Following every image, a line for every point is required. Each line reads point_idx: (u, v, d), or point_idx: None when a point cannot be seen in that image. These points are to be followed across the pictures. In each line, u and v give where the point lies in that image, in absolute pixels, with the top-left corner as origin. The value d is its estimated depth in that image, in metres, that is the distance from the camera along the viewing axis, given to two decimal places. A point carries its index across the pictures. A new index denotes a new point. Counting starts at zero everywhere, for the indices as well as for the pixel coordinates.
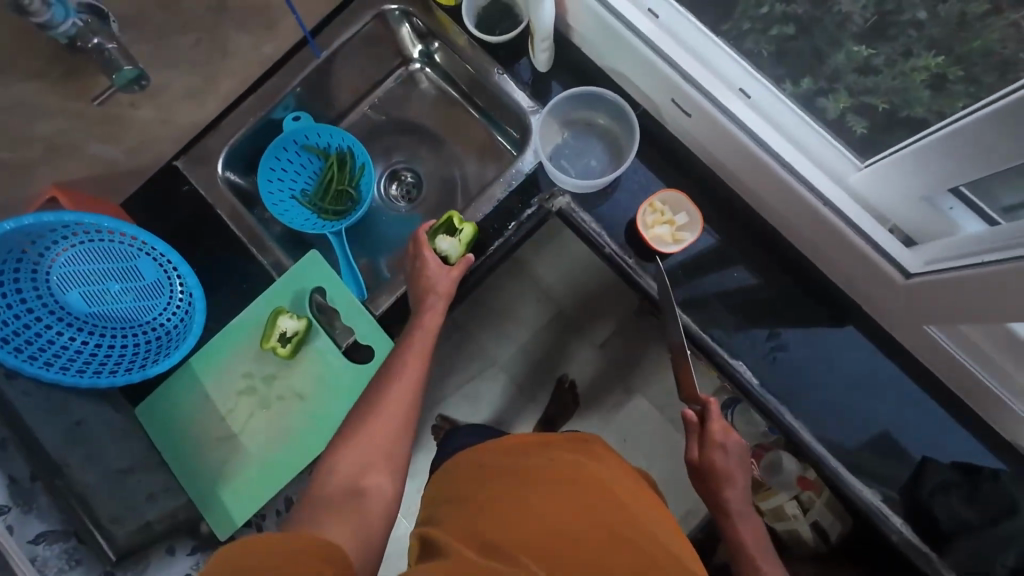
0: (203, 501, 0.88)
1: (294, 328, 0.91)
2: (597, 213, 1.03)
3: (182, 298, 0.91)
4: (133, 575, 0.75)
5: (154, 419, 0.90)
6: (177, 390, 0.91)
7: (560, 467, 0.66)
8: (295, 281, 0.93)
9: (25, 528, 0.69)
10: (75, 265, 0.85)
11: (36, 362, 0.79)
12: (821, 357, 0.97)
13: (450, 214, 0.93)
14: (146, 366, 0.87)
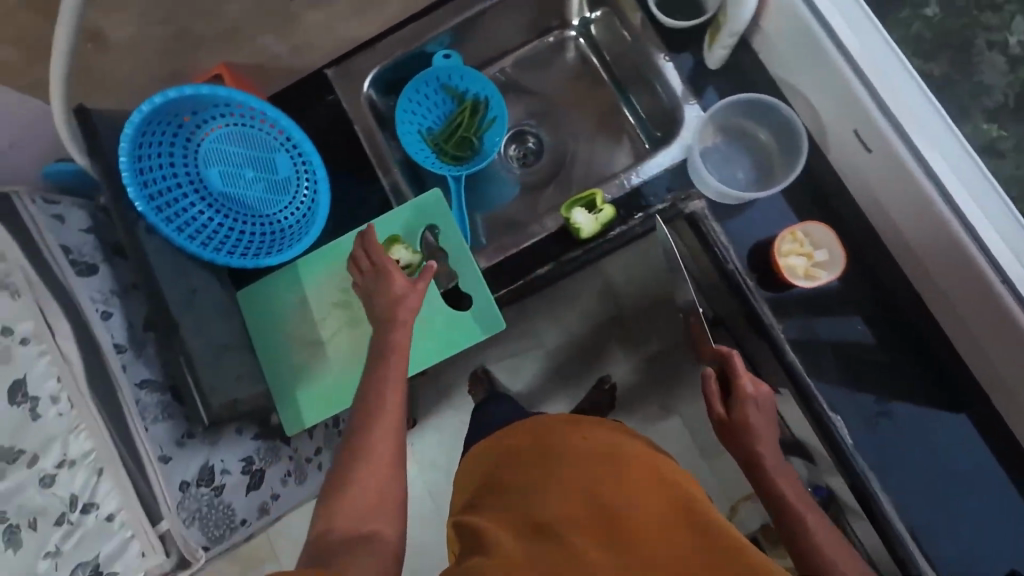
0: (280, 394, 0.93)
1: (406, 261, 0.91)
2: (727, 226, 0.91)
3: (302, 200, 0.95)
4: (207, 444, 0.85)
5: (252, 306, 0.96)
6: (281, 286, 0.96)
7: (592, 450, 0.69)
8: (415, 214, 0.94)
9: (135, 371, 0.80)
10: (222, 144, 0.91)
11: (171, 224, 0.86)
12: (933, 450, 0.84)
13: (595, 190, 0.88)
14: (258, 255, 0.92)
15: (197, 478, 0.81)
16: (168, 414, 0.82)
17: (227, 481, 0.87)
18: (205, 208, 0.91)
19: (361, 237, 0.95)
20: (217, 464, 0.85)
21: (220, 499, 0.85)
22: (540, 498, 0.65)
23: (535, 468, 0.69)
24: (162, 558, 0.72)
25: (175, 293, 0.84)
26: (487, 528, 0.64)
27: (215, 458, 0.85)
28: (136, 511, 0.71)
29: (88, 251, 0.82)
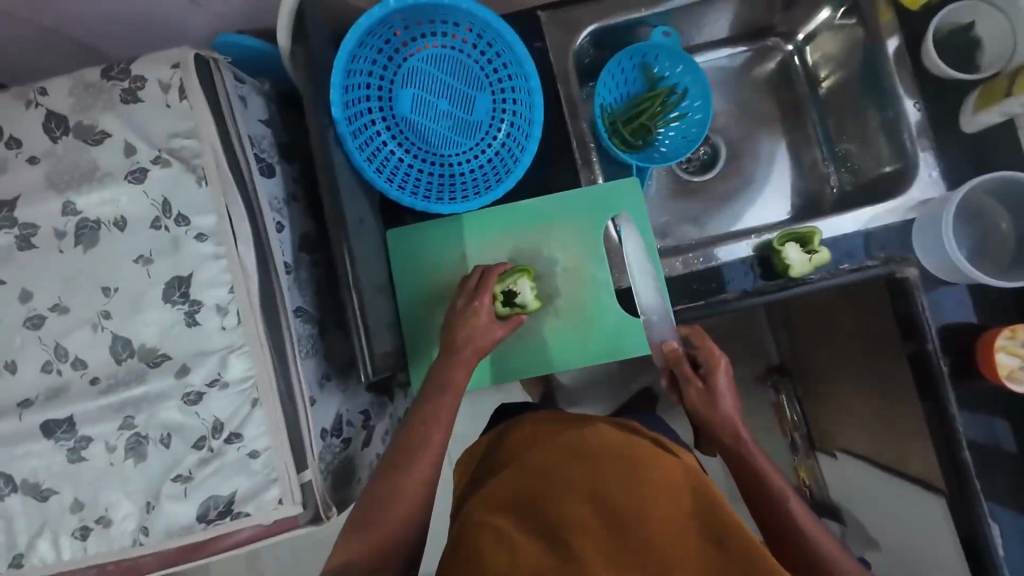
0: (414, 352, 0.85)
1: (526, 300, 0.80)
2: (932, 299, 0.85)
3: (489, 151, 0.84)
4: (340, 389, 0.78)
5: (400, 248, 0.87)
6: (442, 237, 0.87)
7: (597, 447, 0.64)
8: (605, 202, 0.86)
9: (293, 295, 0.71)
10: (425, 67, 0.81)
11: (356, 141, 0.76)
12: None
13: (817, 229, 0.82)
14: (429, 199, 0.81)
15: (331, 427, 0.74)
16: (314, 350, 0.74)
17: (351, 434, 0.80)
18: (388, 133, 0.80)
19: (542, 206, 0.86)
20: (346, 415, 0.78)
21: (345, 452, 0.78)
22: (559, 491, 0.60)
23: (555, 460, 0.64)
24: (300, 510, 0.64)
25: (347, 220, 0.75)
26: (496, 521, 0.58)
27: (344, 407, 0.78)
28: (284, 453, 0.63)
29: (267, 147, 0.71)
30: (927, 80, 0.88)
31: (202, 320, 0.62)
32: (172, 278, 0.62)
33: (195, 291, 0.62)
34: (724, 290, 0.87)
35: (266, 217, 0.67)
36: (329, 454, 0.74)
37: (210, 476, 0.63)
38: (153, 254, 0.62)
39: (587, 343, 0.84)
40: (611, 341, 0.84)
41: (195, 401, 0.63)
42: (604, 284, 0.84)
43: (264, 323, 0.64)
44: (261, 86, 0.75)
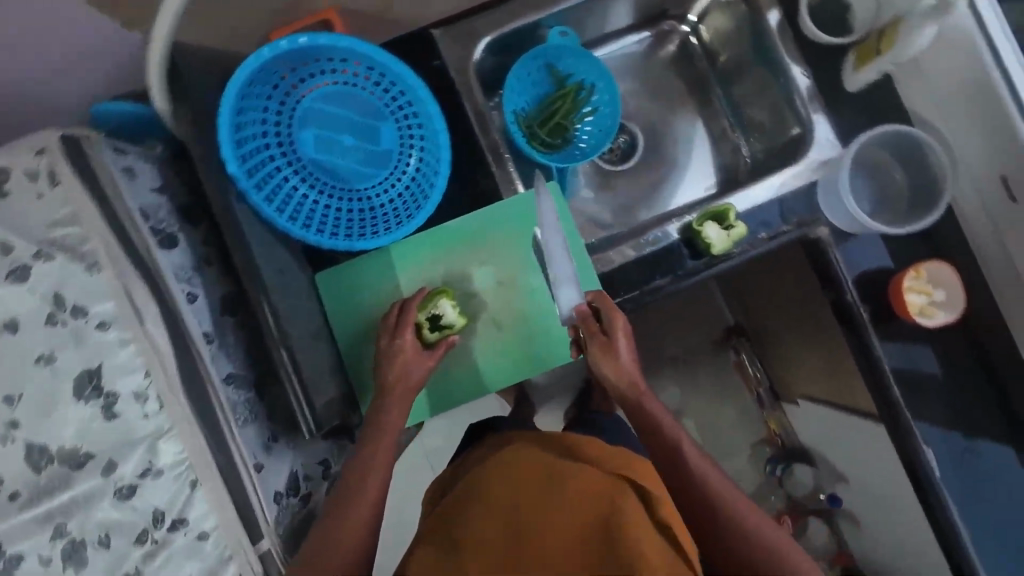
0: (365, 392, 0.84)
1: (450, 320, 0.81)
2: (844, 253, 0.90)
3: (405, 178, 0.84)
4: (290, 447, 0.76)
5: (334, 291, 0.84)
6: (374, 271, 0.85)
7: (529, 471, 0.75)
8: (528, 210, 0.86)
9: (219, 364, 0.69)
10: (321, 104, 0.79)
11: (260, 191, 0.74)
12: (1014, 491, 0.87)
13: (730, 205, 0.85)
14: (353, 237, 0.80)
15: (285, 487, 0.73)
16: (253, 414, 0.72)
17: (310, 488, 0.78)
18: (294, 178, 0.78)
19: (468, 227, 0.86)
20: (301, 472, 0.77)
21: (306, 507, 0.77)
22: (492, 516, 0.69)
23: (493, 487, 0.74)
24: None
25: (265, 275, 0.72)
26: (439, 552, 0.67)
27: (298, 463, 0.77)
28: (236, 530, 0.62)
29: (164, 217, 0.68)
30: (809, 46, 0.92)
31: (120, 412, 0.58)
32: (75, 374, 0.56)
33: (108, 384, 0.57)
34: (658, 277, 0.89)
35: (173, 292, 0.64)
36: (286, 516, 0.72)
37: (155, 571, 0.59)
38: (55, 351, 0.56)
39: (535, 353, 0.85)
40: (558, 347, 0.85)
41: (127, 499, 0.58)
42: (542, 292, 0.85)
43: (190, 403, 0.62)
44: (148, 152, 0.72)
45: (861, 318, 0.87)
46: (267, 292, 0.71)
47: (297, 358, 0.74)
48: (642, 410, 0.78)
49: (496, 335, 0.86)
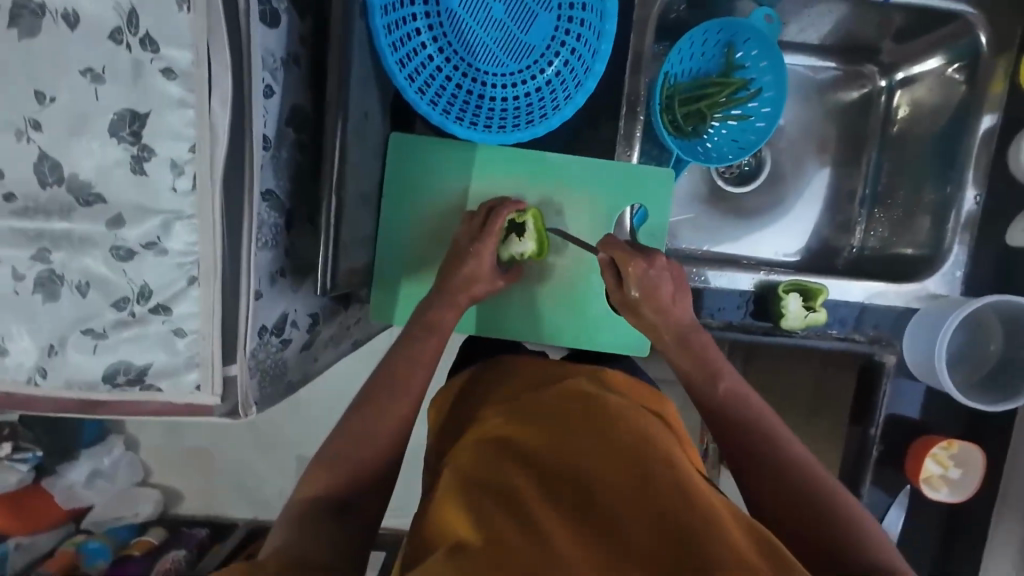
0: (383, 278, 0.76)
1: (527, 251, 0.72)
2: (689, 72, 0.84)
3: (547, 79, 0.71)
4: (296, 286, 0.66)
5: (402, 158, 0.75)
6: (421, 173, 0.75)
7: (589, 434, 0.48)
8: (411, 154, 0.75)
9: (302, 319, 0.69)
10: (401, 50, 0.66)
11: (404, 70, 0.66)
12: (922, 321, 0.77)
13: (540, 219, 0.70)
14: (477, 127, 0.70)
15: (273, 324, 0.62)
16: (281, 274, 0.63)
17: (293, 336, 0.68)
18: (424, 36, 0.69)
19: (470, 151, 0.75)
20: (293, 316, 0.66)
21: (282, 354, 0.66)
22: (561, 518, 0.42)
23: (524, 455, 0.48)
24: (218, 401, 0.56)
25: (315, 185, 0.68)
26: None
27: (293, 307, 0.66)
28: (212, 343, 0.54)
29: (141, 313, 0.53)
30: None
31: (147, 314, 0.53)
32: (96, 227, 0.51)
33: (164, 301, 0.53)
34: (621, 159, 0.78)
35: (253, 134, 0.53)
36: (264, 354, 0.62)
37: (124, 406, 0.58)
38: (104, 328, 0.53)
39: (572, 301, 0.76)
40: (606, 327, 0.76)
41: (154, 383, 0.55)
42: (543, 157, 0.75)
43: (223, 282, 0.53)
44: (69, 258, 0.52)
45: (761, 171, 0.92)
46: (347, 195, 0.64)
47: (347, 252, 0.66)
48: (720, 402, 0.63)
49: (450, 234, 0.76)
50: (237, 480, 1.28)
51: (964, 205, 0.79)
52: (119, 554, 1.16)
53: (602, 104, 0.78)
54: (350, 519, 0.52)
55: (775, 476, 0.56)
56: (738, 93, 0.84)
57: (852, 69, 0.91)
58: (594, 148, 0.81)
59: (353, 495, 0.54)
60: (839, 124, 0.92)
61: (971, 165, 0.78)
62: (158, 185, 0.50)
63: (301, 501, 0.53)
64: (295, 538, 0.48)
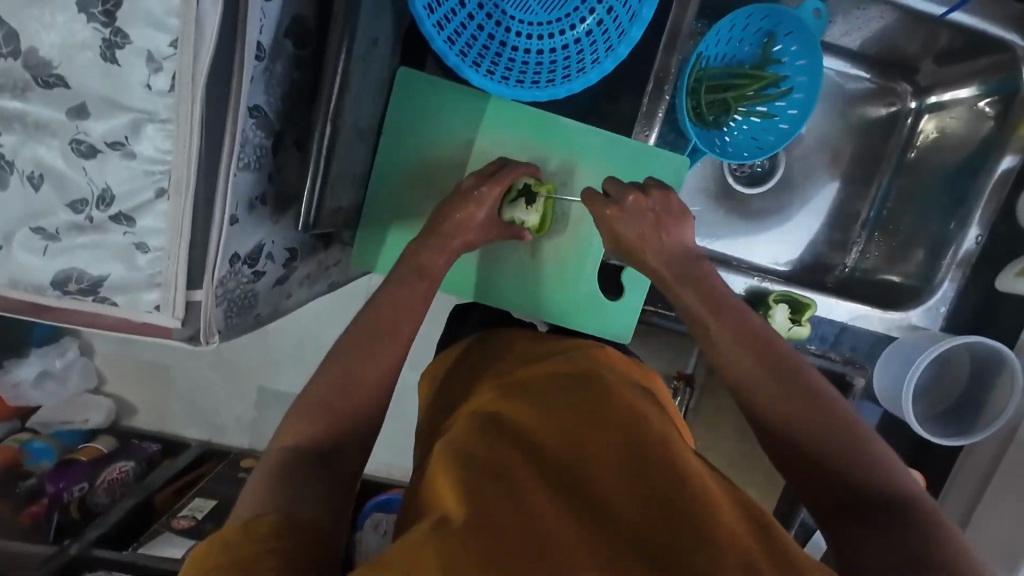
0: (369, 222, 0.72)
1: (533, 220, 0.69)
2: (725, 57, 0.80)
3: (576, 38, 0.66)
4: (275, 217, 0.62)
5: (406, 97, 0.69)
6: (425, 117, 0.70)
7: (582, 412, 0.47)
8: (419, 95, 0.69)
9: (279, 252, 0.65)
10: None
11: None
12: (897, 349, 0.78)
13: (552, 192, 0.68)
14: (493, 76, 0.65)
15: (248, 253, 0.58)
16: (261, 201, 0.58)
17: (266, 268, 0.64)
18: None
19: (481, 102, 0.70)
20: (269, 248, 0.62)
21: (253, 286, 0.62)
22: (557, 495, 0.41)
23: (518, 433, 0.46)
24: (178, 325, 0.53)
25: (309, 110, 0.63)
26: (454, 564, 0.34)
27: (270, 238, 0.62)
28: (177, 264, 0.50)
29: (99, 219, 0.49)
30: None
31: (107, 221, 0.49)
32: (56, 115, 0.46)
33: (128, 210, 0.49)
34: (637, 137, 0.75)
35: (247, 38, 0.48)
36: (233, 283, 0.58)
37: (75, 315, 0.54)
38: (57, 229, 0.49)
39: (562, 277, 0.74)
40: (592, 309, 0.75)
41: (110, 297, 0.51)
42: (557, 122, 0.71)
43: (196, 200, 0.49)
44: (21, 145, 0.46)
45: (772, 176, 0.89)
46: (344, 126, 0.59)
47: (336, 188, 0.62)
48: (744, 357, 0.51)
49: (447, 189, 0.72)
50: (193, 401, 1.26)
51: (964, 244, 0.78)
52: (64, 457, 1.14)
53: (626, 77, 0.74)
54: (332, 469, 0.47)
55: (781, 393, 0.48)
56: (767, 90, 0.80)
57: (885, 84, 0.88)
58: (611, 121, 0.77)
59: (332, 447, 0.49)
60: (859, 140, 0.90)
61: (980, 206, 0.78)
62: (131, 79, 0.45)
63: (280, 451, 0.48)
64: (275, 496, 0.43)
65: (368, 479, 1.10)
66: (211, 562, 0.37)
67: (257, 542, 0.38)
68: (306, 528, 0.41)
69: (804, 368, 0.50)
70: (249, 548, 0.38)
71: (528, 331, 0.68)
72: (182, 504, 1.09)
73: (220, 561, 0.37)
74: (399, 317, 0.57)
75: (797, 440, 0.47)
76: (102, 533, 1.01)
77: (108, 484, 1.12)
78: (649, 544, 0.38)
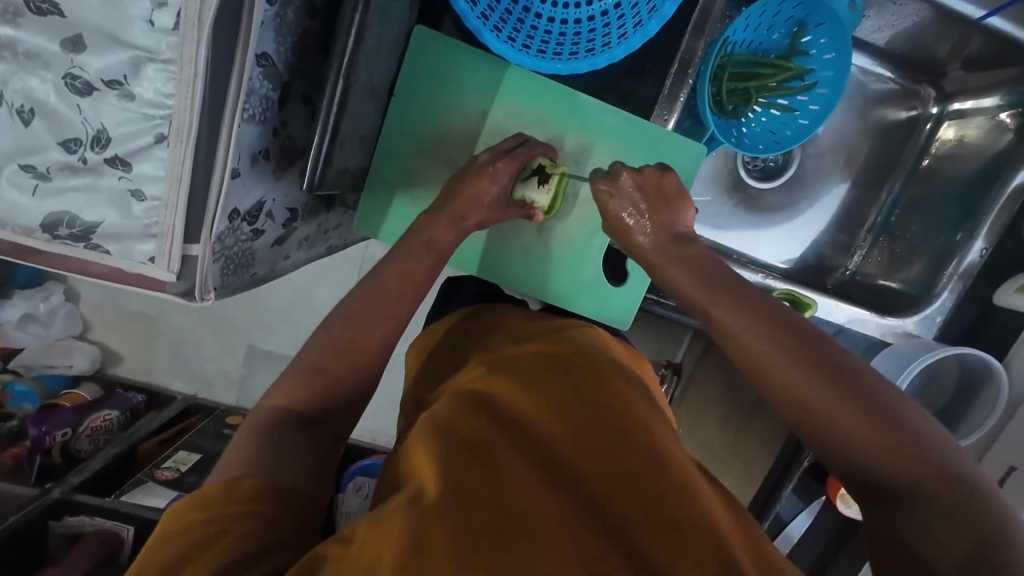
0: (374, 187, 0.70)
1: (544, 201, 0.67)
2: (753, 45, 0.77)
3: (604, 10, 0.62)
4: (278, 173, 0.59)
5: (421, 57, 0.66)
6: (439, 81, 0.67)
7: (571, 395, 0.45)
8: (435, 58, 0.66)
9: (279, 211, 0.63)
10: None
11: None
12: (891, 355, 0.79)
13: (566, 172, 0.67)
14: (514, 44, 0.63)
15: (247, 211, 0.56)
16: (264, 156, 0.56)
17: (266, 227, 0.62)
18: None
19: (499, 70, 0.67)
20: (269, 206, 0.60)
21: (250, 244, 0.60)
22: (536, 471, 0.40)
23: (501, 409, 0.45)
24: (172, 279, 0.51)
25: (319, 63, 0.60)
26: (425, 540, 0.34)
27: (271, 196, 0.59)
28: (174, 215, 0.48)
29: (93, 162, 0.46)
30: None
31: (102, 164, 0.46)
32: (49, 45, 0.42)
33: (124, 154, 0.46)
34: (656, 121, 0.73)
35: None
36: (232, 240, 0.56)
37: (64, 261, 0.52)
38: (49, 168, 0.46)
39: (567, 258, 0.73)
40: (594, 292, 0.74)
41: (102, 245, 0.49)
42: (575, 97, 0.68)
43: (196, 148, 0.47)
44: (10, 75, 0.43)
45: (785, 171, 0.88)
46: (356, 83, 0.56)
47: (343, 148, 0.59)
48: (774, 346, 0.46)
49: (458, 158, 0.69)
50: (180, 355, 1.25)
51: (968, 256, 0.79)
52: (47, 401, 1.13)
53: (651, 59, 0.72)
54: (320, 432, 0.47)
55: (795, 372, 0.45)
56: (790, 82, 0.78)
57: (909, 87, 0.86)
58: (630, 102, 0.74)
59: (319, 413, 0.48)
60: (875, 142, 0.88)
61: (988, 220, 0.78)
62: (132, 12, 0.42)
63: (268, 411, 0.47)
64: (257, 454, 0.42)
65: (355, 443, 1.10)
66: (189, 517, 0.37)
67: (238, 502, 0.38)
68: (288, 491, 0.40)
69: (831, 352, 0.46)
70: (229, 507, 0.38)
71: (525, 310, 0.67)
72: (166, 455, 1.09)
73: (197, 517, 0.37)
74: (402, 287, 0.56)
75: (810, 421, 0.45)
76: (85, 478, 1.01)
77: (92, 431, 1.11)
78: (627, 532, 0.36)
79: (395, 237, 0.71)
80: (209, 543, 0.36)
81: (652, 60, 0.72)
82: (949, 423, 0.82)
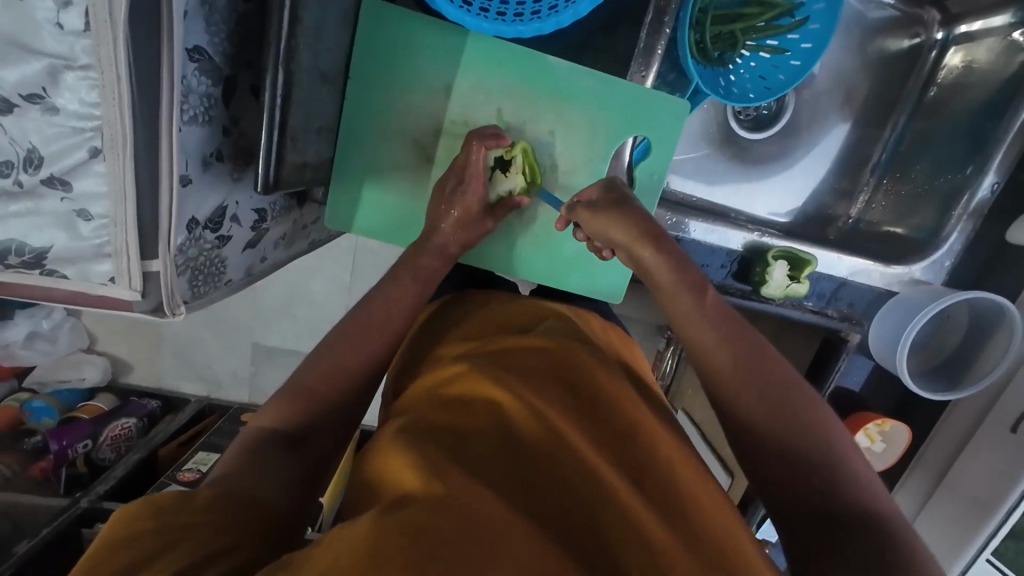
0: (344, 179, 0.66)
1: (513, 185, 0.64)
2: None
3: None
4: (235, 176, 0.56)
5: (376, 31, 0.61)
6: (395, 57, 0.63)
7: (559, 402, 0.43)
8: (391, 30, 0.61)
9: (245, 215, 0.60)
10: None
11: None
12: (904, 301, 0.76)
13: (524, 145, 0.63)
14: (470, 8, 0.58)
15: (208, 219, 0.54)
16: (217, 158, 0.53)
17: (234, 232, 0.60)
18: None
19: (460, 37, 0.62)
20: (233, 209, 0.57)
21: (217, 253, 0.57)
22: (513, 482, 0.38)
23: (486, 409, 0.43)
24: (135, 297, 0.49)
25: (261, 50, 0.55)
26: (392, 546, 0.32)
27: (234, 200, 0.57)
28: (126, 232, 0.46)
29: (28, 183, 0.44)
30: None
31: (39, 185, 0.44)
32: None
33: (60, 173, 0.43)
34: (634, 79, 0.68)
35: None
36: (195, 250, 0.54)
37: (25, 288, 0.50)
38: None
39: (552, 234, 0.70)
40: (582, 267, 0.71)
41: (57, 269, 0.47)
42: (545, 60, 0.63)
43: (137, 160, 0.44)
44: None
45: (779, 118, 0.83)
46: (298, 70, 0.52)
47: (297, 143, 0.56)
48: (765, 367, 0.47)
49: (427, 138, 0.65)
50: (185, 359, 1.25)
51: (977, 192, 0.75)
52: (63, 415, 1.15)
53: (622, 10, 0.66)
54: (300, 453, 0.46)
55: (786, 390, 0.45)
56: (779, 20, 0.72)
57: (911, 13, 0.79)
58: (603, 59, 0.69)
59: (304, 427, 0.47)
60: (875, 76, 0.82)
61: (1000, 152, 0.73)
62: (37, 15, 0.38)
63: (256, 428, 0.46)
64: (236, 474, 0.41)
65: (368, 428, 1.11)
66: (140, 524, 0.35)
67: (193, 514, 0.36)
68: (261, 508, 0.39)
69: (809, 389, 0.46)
70: (188, 518, 0.36)
71: (510, 295, 0.63)
72: (184, 457, 1.10)
73: (151, 526, 0.35)
74: None
75: (797, 433, 0.43)
76: (111, 486, 1.03)
77: (112, 440, 1.12)
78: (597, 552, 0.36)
79: (370, 230, 0.68)
80: (158, 554, 0.34)
81: (624, 10, 0.66)
82: (961, 369, 0.79)
